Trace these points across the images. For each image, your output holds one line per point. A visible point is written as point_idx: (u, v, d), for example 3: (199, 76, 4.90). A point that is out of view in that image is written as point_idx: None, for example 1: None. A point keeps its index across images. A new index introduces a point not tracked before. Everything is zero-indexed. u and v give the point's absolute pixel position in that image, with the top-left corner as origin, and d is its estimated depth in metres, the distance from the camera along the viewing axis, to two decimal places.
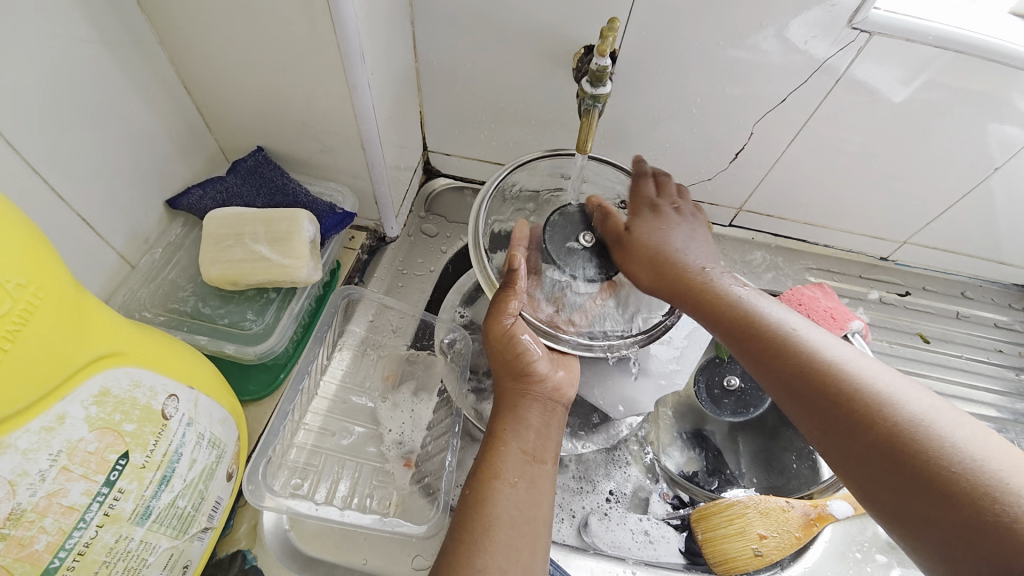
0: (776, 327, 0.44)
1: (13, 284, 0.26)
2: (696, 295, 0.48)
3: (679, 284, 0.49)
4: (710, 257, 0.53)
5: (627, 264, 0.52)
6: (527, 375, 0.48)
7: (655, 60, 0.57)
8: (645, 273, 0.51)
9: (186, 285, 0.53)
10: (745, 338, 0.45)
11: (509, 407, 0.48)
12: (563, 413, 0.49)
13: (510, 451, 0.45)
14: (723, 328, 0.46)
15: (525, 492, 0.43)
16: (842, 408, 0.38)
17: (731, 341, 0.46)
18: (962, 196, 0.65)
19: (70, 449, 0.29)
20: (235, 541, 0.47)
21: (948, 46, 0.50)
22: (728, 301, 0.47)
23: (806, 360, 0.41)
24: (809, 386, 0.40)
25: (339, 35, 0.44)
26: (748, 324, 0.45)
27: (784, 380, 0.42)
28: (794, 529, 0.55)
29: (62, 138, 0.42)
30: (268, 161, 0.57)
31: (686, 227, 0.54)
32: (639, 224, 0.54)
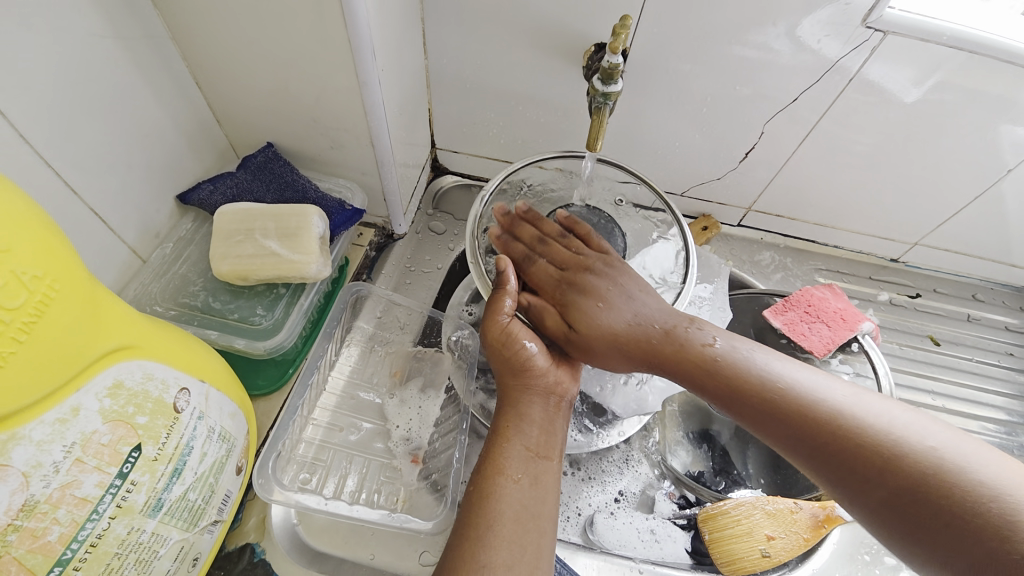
0: (782, 387, 0.43)
1: (29, 276, 0.26)
2: (682, 368, 0.46)
3: (663, 360, 0.47)
4: (662, 305, 0.50)
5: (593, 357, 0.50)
6: (528, 372, 0.48)
7: (665, 59, 0.56)
8: (617, 362, 0.49)
9: (197, 280, 0.53)
10: (755, 406, 0.43)
11: (511, 404, 0.48)
12: (566, 409, 0.49)
13: (514, 447, 0.45)
14: (724, 396, 0.44)
15: (529, 488, 0.43)
16: (853, 457, 0.38)
17: (738, 410, 0.44)
18: (974, 198, 0.64)
19: (84, 441, 0.30)
20: (244, 534, 0.48)
21: (962, 46, 0.49)
22: (723, 366, 0.45)
23: (821, 419, 0.40)
24: (833, 447, 0.39)
25: (350, 31, 0.44)
26: (753, 389, 0.43)
27: (806, 444, 0.40)
28: (802, 530, 0.55)
29: (76, 132, 0.42)
30: (278, 157, 0.58)
31: (611, 280, 0.51)
32: (577, 308, 0.51)
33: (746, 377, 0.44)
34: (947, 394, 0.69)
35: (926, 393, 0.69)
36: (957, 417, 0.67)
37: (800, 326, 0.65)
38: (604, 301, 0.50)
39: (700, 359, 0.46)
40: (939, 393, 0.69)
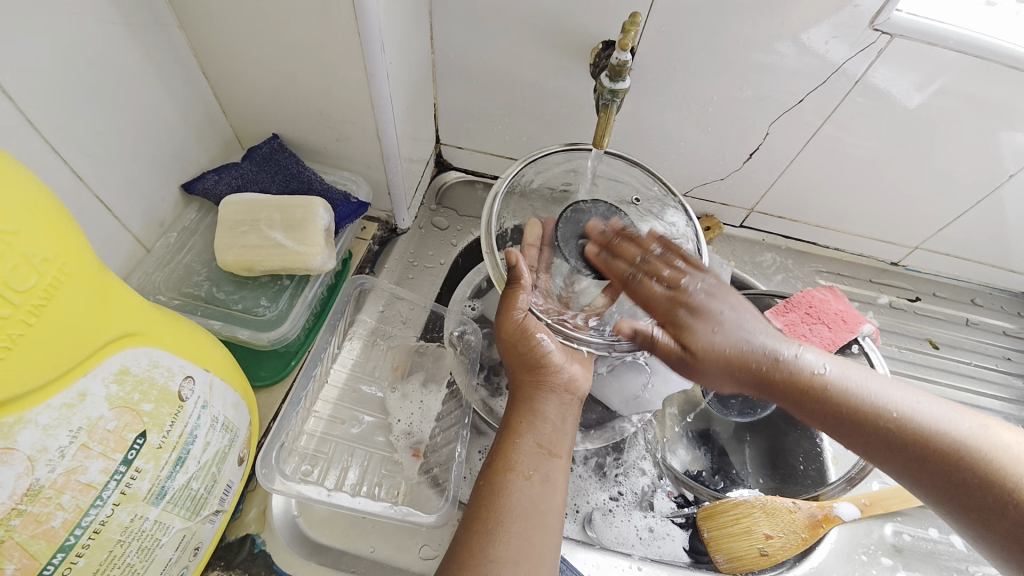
0: (869, 403, 0.44)
1: (39, 259, 0.26)
2: (778, 383, 0.46)
3: (761, 374, 0.46)
4: (760, 321, 0.49)
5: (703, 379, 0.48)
6: (542, 368, 0.49)
7: (672, 59, 0.56)
8: (725, 382, 0.48)
9: (200, 270, 0.53)
10: (842, 422, 0.44)
11: (525, 399, 0.48)
12: (576, 408, 0.49)
13: (525, 443, 0.45)
14: (812, 412, 0.45)
15: (540, 485, 0.44)
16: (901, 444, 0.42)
17: (823, 424, 0.45)
18: (976, 203, 0.65)
19: (90, 427, 0.30)
20: (244, 525, 0.47)
21: (967, 50, 0.50)
22: (812, 382, 0.45)
23: (907, 433, 0.42)
24: (920, 459, 0.42)
25: (360, 23, 0.44)
26: (844, 407, 0.44)
27: (889, 455, 0.43)
28: (800, 529, 0.55)
29: (82, 118, 0.42)
30: (283, 149, 0.57)
31: (719, 292, 0.48)
32: (688, 327, 0.47)
33: (836, 394, 0.45)
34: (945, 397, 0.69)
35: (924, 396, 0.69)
36: None
37: (801, 326, 0.65)
38: (715, 319, 0.47)
39: (787, 374, 0.46)
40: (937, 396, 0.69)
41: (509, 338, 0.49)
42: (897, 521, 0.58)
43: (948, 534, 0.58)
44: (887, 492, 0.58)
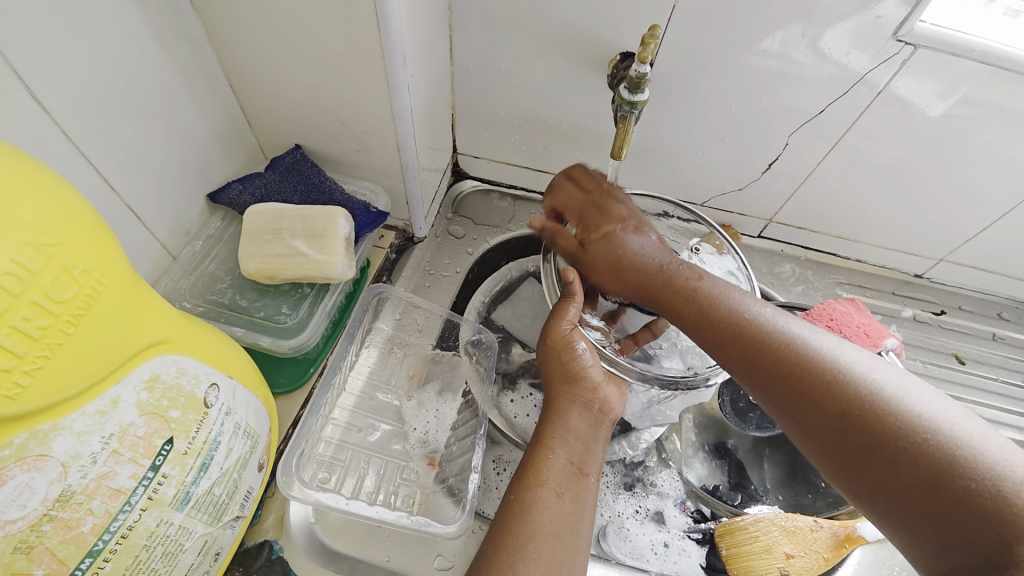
0: (770, 333, 0.43)
1: (79, 270, 0.27)
2: (668, 295, 0.47)
3: (649, 287, 0.48)
4: (667, 248, 0.51)
5: (591, 271, 0.51)
6: (580, 382, 0.48)
7: (691, 70, 0.56)
8: (610, 279, 0.51)
9: (224, 278, 0.54)
10: (732, 344, 0.44)
11: (556, 412, 0.47)
12: (608, 429, 0.48)
13: (556, 459, 0.45)
14: (708, 335, 0.45)
15: (570, 505, 0.43)
16: (834, 411, 0.38)
17: (715, 348, 0.45)
18: (1003, 214, 0.63)
19: (121, 433, 0.30)
20: (263, 531, 0.48)
21: (992, 62, 0.49)
22: (712, 299, 0.46)
23: (806, 370, 0.40)
24: (805, 391, 0.40)
25: (382, 37, 0.45)
26: (742, 333, 0.43)
27: (782, 391, 0.41)
28: (822, 549, 0.54)
29: (114, 130, 0.44)
30: (305, 159, 0.59)
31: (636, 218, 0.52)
32: (598, 226, 0.52)
33: (738, 316, 0.44)
34: None
35: None
36: None
37: None
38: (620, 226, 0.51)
39: (693, 294, 0.46)
40: None
41: (551, 351, 0.49)
42: None
43: None
44: None
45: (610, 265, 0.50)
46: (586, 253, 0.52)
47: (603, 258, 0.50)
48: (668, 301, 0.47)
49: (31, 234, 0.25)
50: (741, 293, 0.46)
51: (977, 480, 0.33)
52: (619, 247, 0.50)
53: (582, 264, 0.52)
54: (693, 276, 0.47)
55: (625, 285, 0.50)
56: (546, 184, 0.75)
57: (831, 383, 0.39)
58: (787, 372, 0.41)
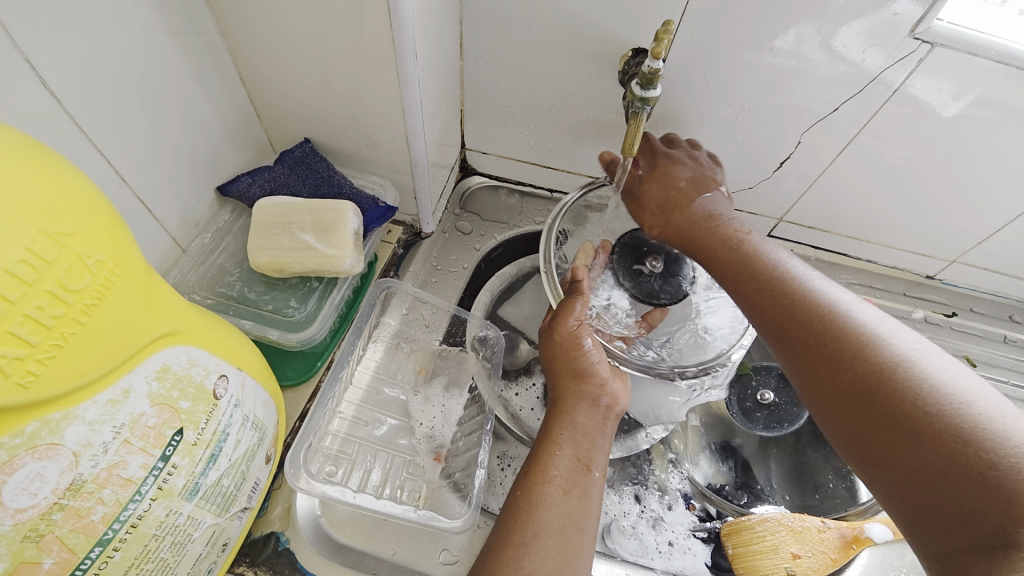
0: (802, 289, 0.45)
1: (92, 260, 0.27)
2: (708, 247, 0.52)
3: (691, 238, 0.54)
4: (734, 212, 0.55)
5: (641, 211, 0.58)
6: (586, 377, 0.49)
7: (702, 67, 0.56)
8: (654, 218, 0.57)
9: (233, 270, 0.54)
10: (762, 294, 0.47)
11: (564, 408, 0.48)
12: (615, 422, 0.49)
13: (564, 455, 0.45)
14: (744, 287, 0.49)
15: (577, 501, 0.43)
16: (841, 361, 0.40)
17: (748, 298, 0.48)
18: (1018, 216, 0.62)
19: (132, 423, 0.30)
20: (269, 522, 0.48)
21: (1010, 61, 0.48)
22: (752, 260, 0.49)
23: (824, 324, 0.42)
24: (824, 340, 0.41)
25: (393, 31, 0.44)
26: (775, 285, 0.47)
27: (797, 339, 0.43)
28: (829, 550, 0.54)
29: (126, 122, 0.44)
30: (315, 153, 0.59)
31: (711, 180, 0.56)
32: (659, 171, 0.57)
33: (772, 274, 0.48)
34: None
35: None
36: None
37: None
38: (682, 177, 0.56)
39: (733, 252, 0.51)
40: None
41: (560, 346, 0.49)
42: None
43: None
44: None
45: (665, 207, 0.56)
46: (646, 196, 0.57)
47: (661, 200, 0.56)
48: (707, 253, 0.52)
49: (45, 223, 0.25)
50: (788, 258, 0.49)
51: (975, 445, 0.32)
52: (677, 193, 0.56)
53: (640, 202, 0.58)
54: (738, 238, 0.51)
55: (670, 227, 0.56)
56: (554, 181, 0.75)
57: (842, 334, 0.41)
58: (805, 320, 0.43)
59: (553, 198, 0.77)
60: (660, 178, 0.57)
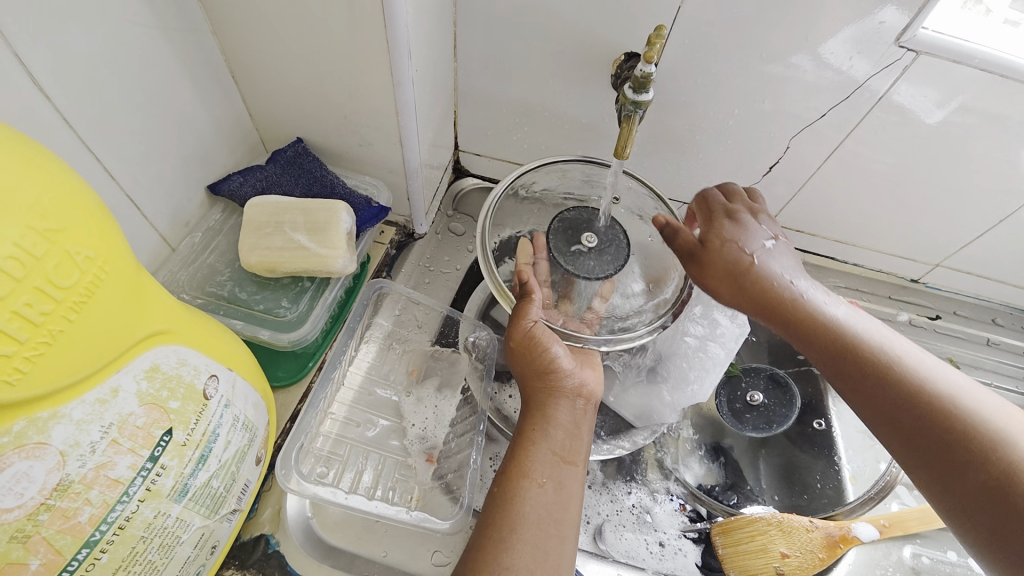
0: (880, 345, 0.43)
1: (82, 256, 0.27)
2: (787, 310, 0.46)
3: (777, 308, 0.46)
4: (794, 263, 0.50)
5: (704, 271, 0.50)
6: (553, 373, 0.48)
7: (693, 72, 0.56)
8: (726, 286, 0.49)
9: (224, 270, 0.53)
10: (867, 375, 0.42)
11: (536, 406, 0.48)
12: (591, 415, 0.49)
13: (539, 451, 0.45)
14: (814, 341, 0.45)
15: (553, 493, 0.43)
16: (917, 410, 0.39)
17: (831, 364, 0.44)
18: (999, 221, 0.64)
19: (121, 423, 0.30)
20: (259, 525, 0.48)
21: (992, 69, 0.49)
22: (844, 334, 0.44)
23: (890, 371, 0.41)
24: (896, 386, 0.40)
25: (388, 32, 0.44)
26: (841, 333, 0.44)
27: (866, 386, 0.41)
28: (817, 549, 0.54)
29: (116, 119, 0.43)
30: (307, 153, 0.58)
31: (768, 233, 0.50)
32: (721, 231, 0.50)
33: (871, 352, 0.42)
34: None
35: None
36: None
37: None
38: (752, 239, 0.49)
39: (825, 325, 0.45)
40: None
41: (517, 348, 0.49)
42: (916, 543, 0.57)
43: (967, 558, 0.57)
44: (907, 514, 0.57)
45: (731, 270, 0.48)
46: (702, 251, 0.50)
47: (729, 262, 0.49)
48: (782, 315, 0.46)
49: (35, 218, 0.25)
50: (840, 303, 0.47)
51: None
52: (744, 250, 0.49)
53: (698, 256, 0.51)
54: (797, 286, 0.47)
55: (740, 294, 0.48)
56: None
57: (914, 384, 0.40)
58: (876, 369, 0.41)
59: None
60: (715, 234, 0.50)
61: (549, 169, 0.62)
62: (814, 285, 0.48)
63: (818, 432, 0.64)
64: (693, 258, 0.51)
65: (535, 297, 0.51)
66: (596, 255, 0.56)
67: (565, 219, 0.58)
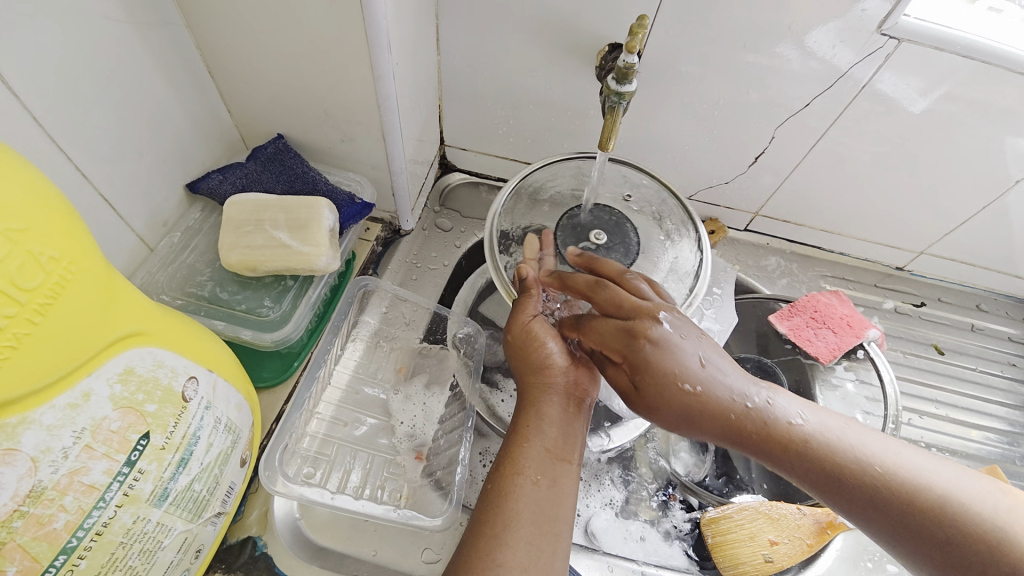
0: (820, 439, 0.41)
1: (47, 257, 0.26)
2: (752, 437, 0.42)
3: (750, 440, 0.42)
4: (701, 344, 0.44)
5: (657, 411, 0.44)
6: (548, 370, 0.48)
7: (678, 62, 0.56)
8: (681, 427, 0.44)
9: (204, 270, 0.53)
10: (840, 482, 0.40)
11: (530, 403, 0.47)
12: (587, 412, 0.48)
13: (533, 448, 0.45)
14: (768, 452, 0.42)
15: (547, 490, 0.43)
16: (893, 509, 0.38)
17: (795, 471, 0.41)
18: (980, 209, 0.65)
19: (95, 427, 0.29)
20: (245, 527, 0.47)
21: (974, 56, 0.49)
22: (816, 454, 0.40)
23: (846, 470, 0.40)
24: (855, 482, 0.39)
25: (367, 24, 0.44)
26: (792, 444, 0.41)
27: (839, 490, 0.40)
28: (806, 536, 0.55)
29: (88, 116, 0.42)
30: (288, 149, 0.57)
31: (677, 327, 0.44)
32: (650, 366, 0.43)
33: (859, 475, 0.39)
34: (950, 402, 0.69)
35: (930, 402, 0.69)
36: (961, 426, 0.67)
37: (806, 331, 0.66)
38: (679, 360, 0.43)
39: (789, 444, 0.41)
40: (943, 402, 0.69)
41: (512, 343, 0.49)
42: None
43: None
44: None
45: (662, 402, 0.43)
46: (630, 381, 0.45)
47: (665, 390, 0.43)
48: (742, 438, 0.42)
49: None
50: (768, 389, 0.43)
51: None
52: (666, 372, 0.43)
53: (633, 389, 0.45)
54: (734, 395, 0.42)
55: (695, 430, 0.43)
56: None
57: (868, 479, 0.39)
58: (834, 479, 0.40)
59: None
60: (637, 363, 0.44)
61: (559, 164, 0.61)
62: (727, 369, 0.44)
63: None
64: (624, 386, 0.46)
65: (535, 291, 0.50)
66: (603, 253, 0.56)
67: (574, 214, 0.58)
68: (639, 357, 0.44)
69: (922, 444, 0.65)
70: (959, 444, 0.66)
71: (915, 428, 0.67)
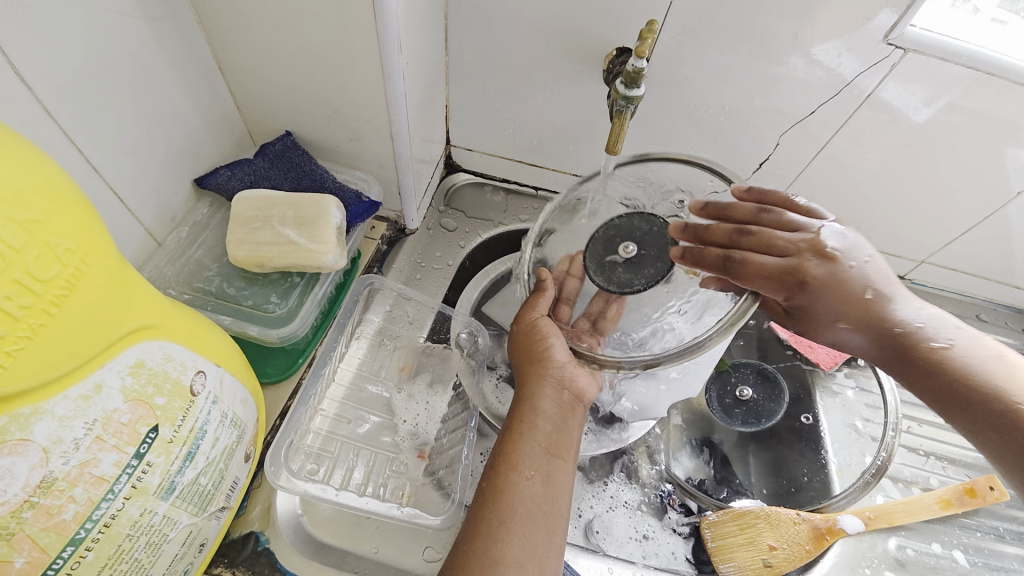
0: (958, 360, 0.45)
1: (63, 249, 0.26)
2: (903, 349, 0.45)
3: (902, 355, 0.46)
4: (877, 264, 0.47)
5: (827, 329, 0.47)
6: (550, 365, 0.48)
7: (686, 67, 0.56)
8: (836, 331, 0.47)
9: (211, 265, 0.53)
10: (968, 399, 0.44)
11: (527, 396, 0.48)
12: (582, 411, 0.48)
13: (528, 444, 0.45)
14: (906, 364, 0.46)
15: (541, 486, 0.43)
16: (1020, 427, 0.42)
17: (922, 384, 0.45)
18: (983, 219, 0.65)
19: (105, 419, 0.29)
20: (249, 522, 0.47)
21: (978, 67, 0.50)
22: (959, 370, 0.45)
23: (980, 390, 0.44)
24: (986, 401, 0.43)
25: (379, 24, 0.44)
26: (932, 360, 0.45)
27: (962, 406, 0.44)
28: (805, 541, 0.55)
29: (100, 110, 0.42)
30: (296, 147, 0.58)
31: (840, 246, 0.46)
32: (824, 283, 0.45)
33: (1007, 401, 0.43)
34: None
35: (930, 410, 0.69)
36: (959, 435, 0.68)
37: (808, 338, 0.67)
38: (848, 282, 0.45)
39: (927, 360, 0.45)
40: None
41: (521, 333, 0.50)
42: (900, 535, 0.58)
43: (950, 550, 0.59)
44: (893, 507, 0.58)
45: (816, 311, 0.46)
46: (788, 304, 0.47)
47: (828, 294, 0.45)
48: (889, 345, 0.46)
49: (14, 209, 0.24)
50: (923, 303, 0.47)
51: None
52: (817, 271, 0.45)
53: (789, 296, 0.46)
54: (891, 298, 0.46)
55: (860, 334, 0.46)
56: (538, 178, 0.75)
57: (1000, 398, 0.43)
58: (965, 395, 0.44)
59: (537, 196, 0.76)
60: (801, 272, 0.45)
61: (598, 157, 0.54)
62: (885, 269, 0.47)
63: (805, 426, 0.64)
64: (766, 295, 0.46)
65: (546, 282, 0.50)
66: (631, 267, 0.48)
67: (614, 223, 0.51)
68: (810, 271, 0.45)
69: (920, 452, 0.65)
70: (958, 453, 0.66)
71: (914, 436, 0.66)
